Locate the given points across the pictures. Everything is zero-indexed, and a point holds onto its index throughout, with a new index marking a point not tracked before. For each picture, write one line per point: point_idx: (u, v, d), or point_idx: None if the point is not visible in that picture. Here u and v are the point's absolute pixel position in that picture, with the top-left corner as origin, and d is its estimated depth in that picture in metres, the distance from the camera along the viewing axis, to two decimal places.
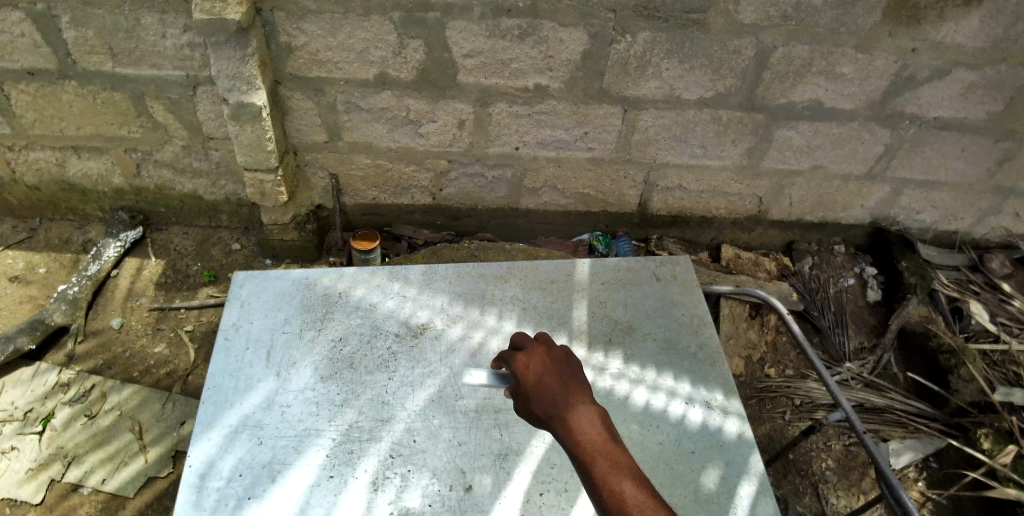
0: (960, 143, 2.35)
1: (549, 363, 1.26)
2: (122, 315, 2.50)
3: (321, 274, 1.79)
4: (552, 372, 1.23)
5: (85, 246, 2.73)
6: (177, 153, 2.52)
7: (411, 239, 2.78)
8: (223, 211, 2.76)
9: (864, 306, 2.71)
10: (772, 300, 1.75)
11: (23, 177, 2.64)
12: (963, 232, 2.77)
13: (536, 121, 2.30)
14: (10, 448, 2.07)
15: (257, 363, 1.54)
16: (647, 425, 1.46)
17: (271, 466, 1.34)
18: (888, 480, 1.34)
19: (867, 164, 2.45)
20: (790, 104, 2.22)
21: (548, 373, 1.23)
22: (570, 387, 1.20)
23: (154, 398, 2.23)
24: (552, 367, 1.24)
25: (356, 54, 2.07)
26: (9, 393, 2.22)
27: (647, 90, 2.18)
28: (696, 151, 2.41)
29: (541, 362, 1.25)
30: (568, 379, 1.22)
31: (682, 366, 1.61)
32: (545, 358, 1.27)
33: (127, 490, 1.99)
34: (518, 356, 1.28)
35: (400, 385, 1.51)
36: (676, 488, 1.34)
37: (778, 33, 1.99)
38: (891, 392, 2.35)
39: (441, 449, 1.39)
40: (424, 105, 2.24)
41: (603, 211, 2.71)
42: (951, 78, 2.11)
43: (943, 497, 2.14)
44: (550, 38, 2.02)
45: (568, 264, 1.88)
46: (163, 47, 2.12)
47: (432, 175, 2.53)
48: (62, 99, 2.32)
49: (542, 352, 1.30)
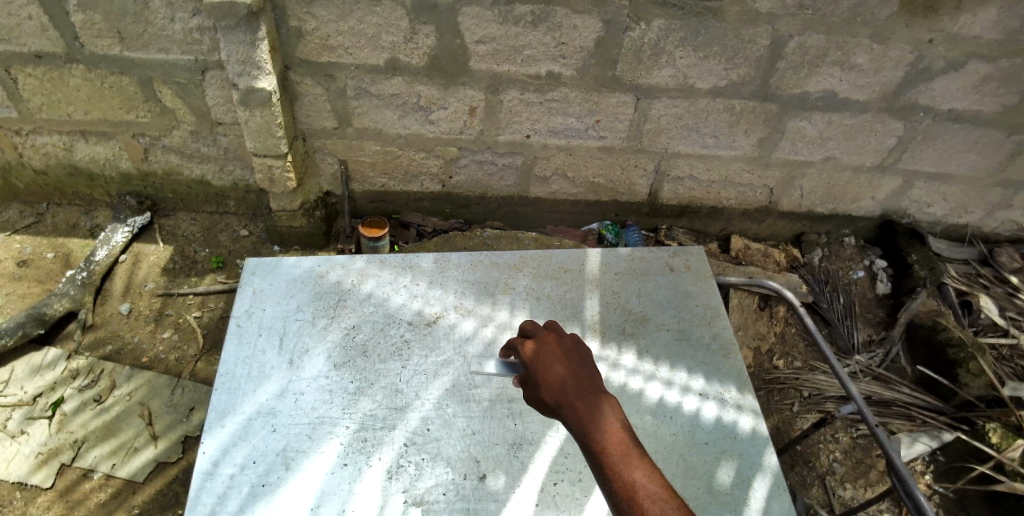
0: (972, 136, 2.33)
1: (559, 350, 1.25)
2: (130, 300, 2.50)
3: (333, 262, 1.79)
4: (562, 359, 1.22)
5: (92, 231, 2.73)
6: (185, 139, 2.50)
7: (420, 227, 2.76)
8: (230, 197, 2.75)
9: (872, 299, 2.72)
10: (785, 292, 1.71)
11: (29, 162, 2.63)
12: (973, 225, 2.76)
13: (547, 109, 2.28)
14: (20, 432, 2.08)
15: (269, 350, 1.54)
16: (661, 416, 1.46)
17: (285, 453, 1.35)
18: (900, 473, 1.32)
19: (879, 156, 2.44)
20: (803, 95, 2.20)
21: (558, 360, 1.22)
22: (579, 375, 1.19)
23: (163, 384, 2.24)
24: (561, 354, 1.23)
25: (367, 39, 2.06)
26: (19, 377, 2.22)
27: (660, 79, 2.16)
28: (708, 141, 2.40)
29: (551, 350, 1.25)
30: (577, 367, 1.21)
31: (696, 358, 1.60)
32: (554, 346, 1.26)
33: (138, 475, 2.00)
34: (527, 344, 1.27)
35: (413, 374, 1.51)
36: (690, 479, 1.35)
37: (793, 23, 1.97)
38: (899, 386, 2.36)
39: (455, 438, 1.39)
40: (434, 92, 2.22)
41: (613, 201, 2.70)
42: (966, 70, 2.09)
43: (950, 491, 2.16)
44: (563, 24, 2.00)
45: (580, 253, 1.88)
46: (172, 30, 2.10)
47: (442, 162, 2.51)
48: (69, 84, 2.31)
49: (551, 339, 1.29)
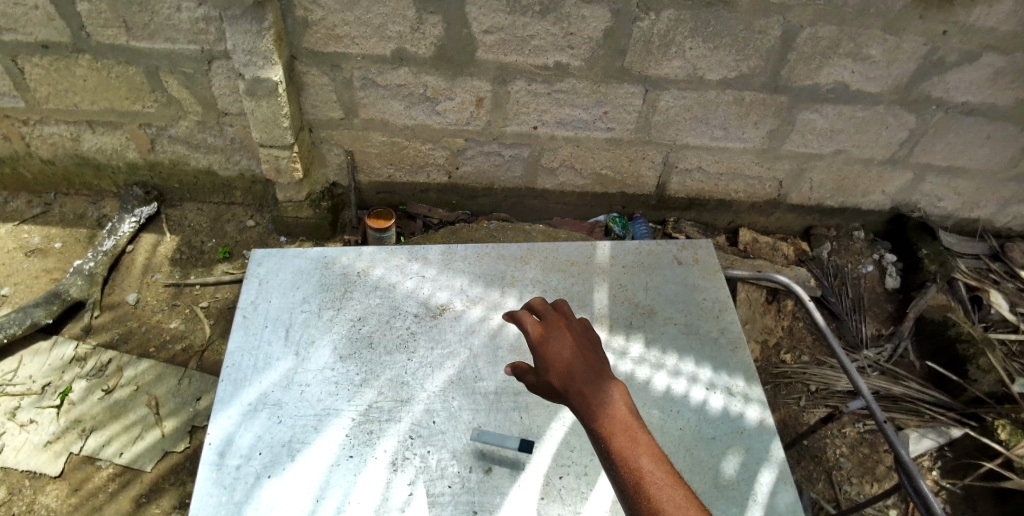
0: (985, 129, 2.30)
1: (568, 335, 1.23)
2: (137, 290, 2.51)
3: (339, 253, 1.78)
4: (571, 345, 1.21)
5: (99, 221, 2.73)
6: (191, 129, 2.50)
7: (426, 218, 2.75)
8: (237, 187, 2.75)
9: (881, 294, 2.69)
10: (795, 286, 1.69)
11: (37, 152, 2.64)
12: (985, 220, 2.73)
13: (555, 100, 2.27)
14: (29, 420, 2.09)
15: (275, 341, 1.54)
16: (667, 410, 1.45)
17: (290, 444, 1.35)
18: (908, 469, 1.31)
19: (890, 149, 2.41)
20: (814, 87, 2.18)
21: (567, 345, 1.21)
22: (588, 360, 1.18)
23: (169, 373, 2.25)
24: (571, 339, 1.22)
25: (374, 29, 2.04)
26: (27, 366, 2.24)
27: (669, 70, 2.14)
28: (717, 133, 2.38)
29: (560, 334, 1.23)
30: (587, 353, 1.20)
31: (703, 351, 1.59)
32: (563, 331, 1.25)
33: (145, 464, 2.02)
34: (535, 327, 1.25)
35: (419, 366, 1.51)
36: (696, 474, 1.34)
37: (806, 13, 1.94)
38: (908, 382, 2.34)
39: (461, 430, 1.39)
40: (441, 82, 2.21)
41: (619, 193, 2.68)
42: (980, 62, 2.06)
43: (958, 487, 2.15)
44: (572, 14, 1.98)
45: (588, 246, 1.86)
46: (178, 20, 2.09)
47: (449, 152, 2.50)
48: (76, 73, 2.31)
49: (561, 324, 1.28)
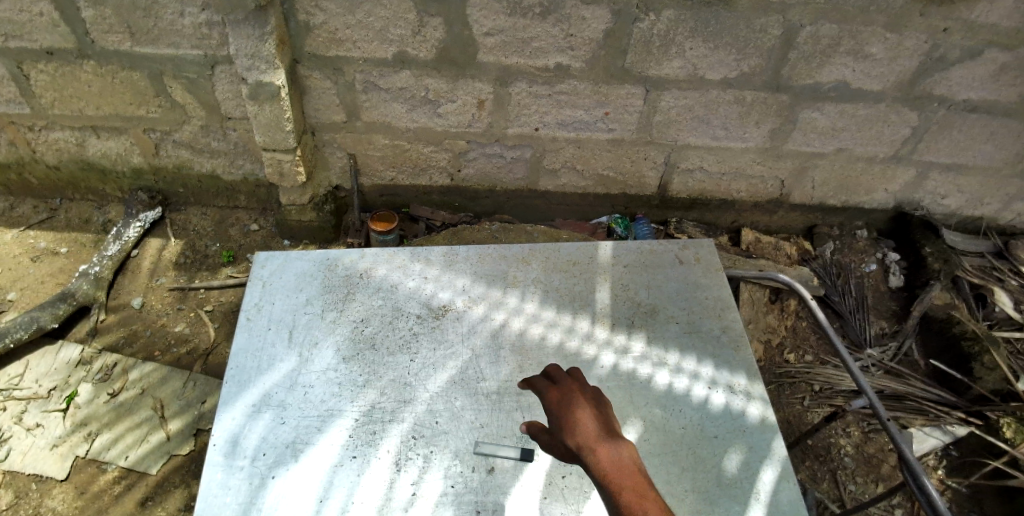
0: (989, 126, 2.29)
1: (582, 396, 1.23)
2: (142, 294, 2.53)
3: (342, 254, 1.79)
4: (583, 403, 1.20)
5: (105, 226, 2.75)
6: (195, 133, 2.51)
7: (429, 220, 2.76)
8: (240, 191, 2.76)
9: (885, 292, 2.68)
10: (796, 285, 1.69)
11: (43, 157, 2.66)
12: (989, 218, 2.72)
13: (557, 101, 2.27)
14: (36, 425, 2.11)
15: (279, 343, 1.55)
16: (669, 409, 1.45)
17: (294, 445, 1.36)
18: (911, 466, 1.31)
19: (893, 147, 2.40)
20: (815, 85, 2.17)
21: (580, 403, 1.20)
22: (599, 416, 1.17)
23: (174, 375, 2.26)
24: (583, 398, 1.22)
25: (375, 32, 2.05)
26: (34, 370, 2.25)
27: (670, 70, 2.14)
28: (719, 133, 2.38)
29: (573, 394, 1.23)
30: (600, 411, 1.19)
31: (706, 350, 1.59)
32: (577, 392, 1.24)
33: (150, 466, 2.03)
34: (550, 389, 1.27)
35: (421, 367, 1.51)
36: (699, 472, 1.34)
37: (806, 12, 1.94)
38: (912, 380, 2.34)
39: (463, 430, 1.39)
40: (443, 85, 2.21)
41: (622, 193, 2.68)
42: (982, 59, 2.05)
43: (964, 486, 2.14)
44: (573, 15, 1.99)
45: (590, 246, 1.86)
46: (181, 25, 2.11)
47: (451, 155, 2.51)
48: (81, 79, 2.33)
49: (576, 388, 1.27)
